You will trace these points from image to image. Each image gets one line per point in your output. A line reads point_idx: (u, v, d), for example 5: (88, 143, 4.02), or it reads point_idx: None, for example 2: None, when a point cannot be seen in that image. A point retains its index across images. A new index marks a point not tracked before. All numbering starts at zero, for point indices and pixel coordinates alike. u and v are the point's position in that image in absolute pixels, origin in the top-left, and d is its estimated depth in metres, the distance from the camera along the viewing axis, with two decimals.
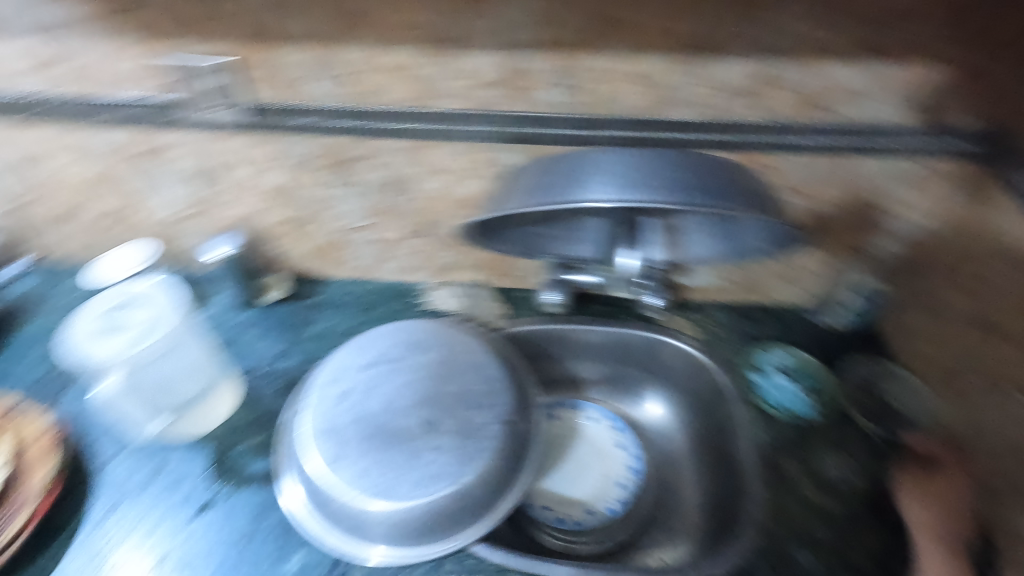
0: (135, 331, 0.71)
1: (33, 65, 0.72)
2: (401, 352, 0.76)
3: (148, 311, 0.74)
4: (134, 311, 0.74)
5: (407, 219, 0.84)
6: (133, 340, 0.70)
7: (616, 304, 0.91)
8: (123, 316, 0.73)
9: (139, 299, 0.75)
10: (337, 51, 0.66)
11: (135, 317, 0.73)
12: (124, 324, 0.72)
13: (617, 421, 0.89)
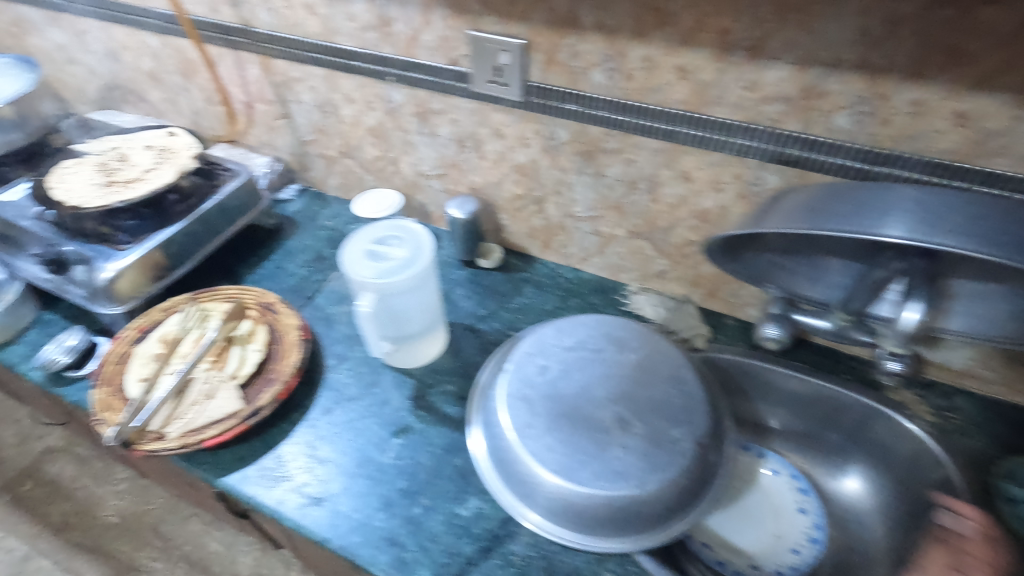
0: (386, 262, 0.71)
1: (352, 26, 0.82)
2: (604, 345, 0.77)
3: (405, 245, 0.73)
4: (392, 242, 0.73)
5: (634, 218, 0.84)
6: (383, 271, 0.70)
7: (838, 364, 0.82)
8: (384, 244, 0.73)
9: (404, 234, 0.74)
10: (622, 46, 0.67)
11: (391, 247, 0.72)
12: (381, 251, 0.72)
13: (802, 480, 0.81)
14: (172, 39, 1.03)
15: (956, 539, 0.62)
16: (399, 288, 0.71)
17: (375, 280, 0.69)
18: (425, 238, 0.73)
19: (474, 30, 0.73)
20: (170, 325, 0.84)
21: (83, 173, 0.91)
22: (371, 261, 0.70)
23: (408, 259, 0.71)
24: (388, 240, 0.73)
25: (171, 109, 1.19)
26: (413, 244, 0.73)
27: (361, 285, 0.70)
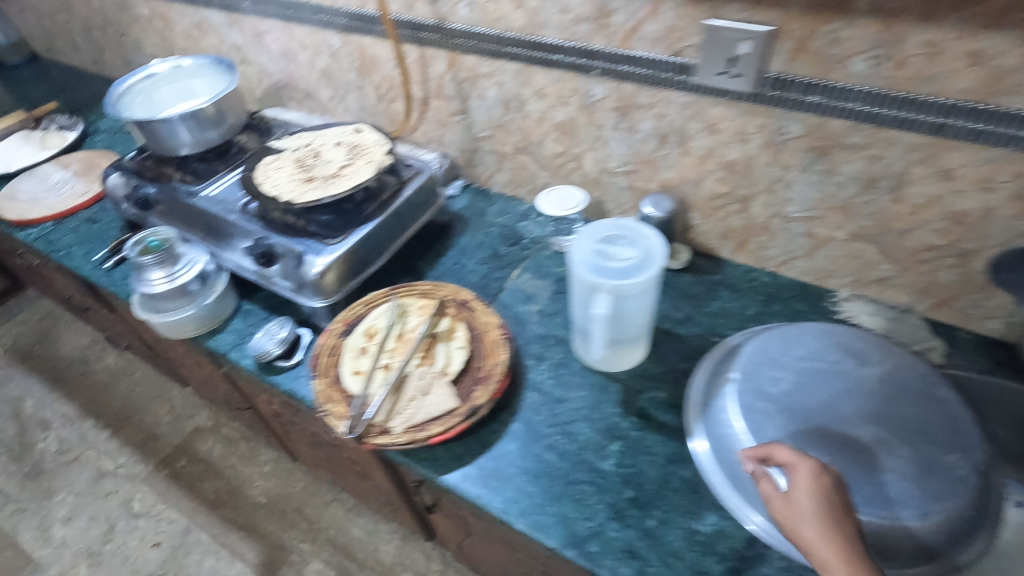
0: (620, 263, 0.67)
1: (563, 18, 0.80)
2: (838, 357, 0.71)
3: (636, 245, 0.69)
4: (623, 242, 0.70)
5: (862, 220, 0.77)
6: (618, 273, 0.67)
7: None
8: (614, 244, 0.70)
9: (633, 235, 0.70)
10: (901, 30, 0.60)
11: (623, 247, 0.69)
12: (611, 251, 0.69)
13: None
14: (354, 37, 1.05)
15: (787, 498, 0.57)
16: (635, 290, 0.67)
17: (613, 281, 0.66)
18: (657, 237, 0.69)
19: (713, 18, 0.69)
20: (372, 320, 0.84)
21: (286, 170, 0.93)
22: (605, 262, 0.68)
23: (643, 259, 0.68)
24: (617, 240, 0.70)
25: (338, 107, 1.21)
26: (646, 243, 0.69)
27: (595, 286, 0.68)
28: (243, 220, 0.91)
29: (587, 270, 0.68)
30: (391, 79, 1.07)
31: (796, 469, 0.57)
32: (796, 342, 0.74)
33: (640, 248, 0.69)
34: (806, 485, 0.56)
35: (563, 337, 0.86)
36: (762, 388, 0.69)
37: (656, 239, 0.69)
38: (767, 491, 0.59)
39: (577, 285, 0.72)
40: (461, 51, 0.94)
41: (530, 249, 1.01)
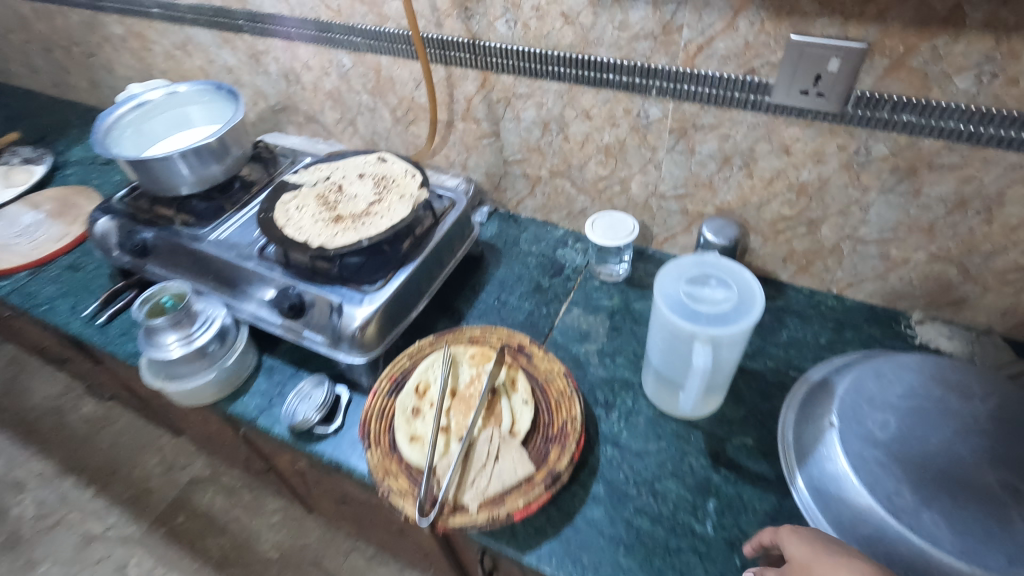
0: (718, 307, 0.61)
1: (620, 35, 0.73)
2: (941, 393, 0.67)
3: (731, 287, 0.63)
4: (716, 284, 0.63)
5: (945, 241, 0.73)
6: (717, 318, 0.60)
7: None
8: (706, 287, 0.64)
9: (727, 276, 0.64)
10: (1017, 45, 0.56)
11: (717, 289, 0.63)
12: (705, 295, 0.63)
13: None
14: (369, 57, 0.96)
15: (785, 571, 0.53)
16: (737, 337, 0.61)
17: (713, 329, 0.60)
18: (754, 275, 0.63)
19: (798, 34, 0.63)
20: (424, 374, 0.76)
21: (309, 210, 0.84)
22: (701, 307, 0.61)
23: (742, 302, 0.61)
24: (708, 282, 0.64)
25: (347, 130, 1.12)
26: (742, 283, 0.63)
27: (691, 335, 0.62)
28: (264, 268, 0.81)
29: (681, 317, 0.62)
30: (410, 101, 0.99)
31: (783, 533, 0.56)
32: (892, 377, 0.69)
33: (736, 290, 0.62)
34: (801, 539, 0.54)
35: (630, 380, 0.79)
36: (868, 431, 0.64)
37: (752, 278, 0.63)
38: (758, 571, 0.56)
39: (666, 334, 0.66)
40: (495, 70, 0.86)
41: (575, 281, 0.93)
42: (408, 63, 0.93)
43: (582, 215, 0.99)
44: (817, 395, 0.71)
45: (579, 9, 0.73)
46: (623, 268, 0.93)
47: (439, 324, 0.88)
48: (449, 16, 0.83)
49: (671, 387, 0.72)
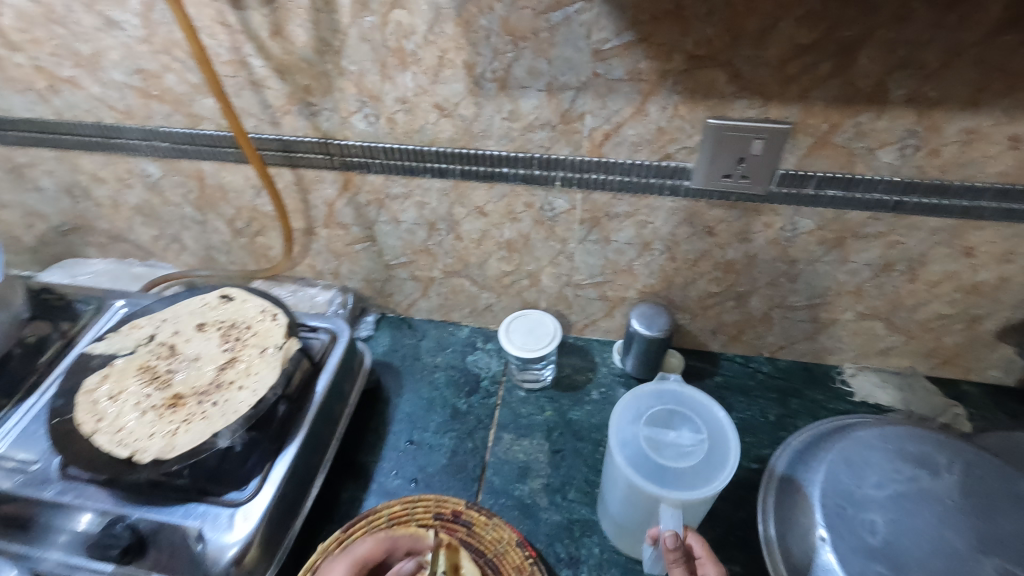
0: (688, 462, 0.54)
1: (511, 126, 0.61)
2: (911, 471, 0.62)
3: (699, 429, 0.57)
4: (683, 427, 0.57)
5: (873, 300, 0.70)
6: (689, 477, 0.54)
7: None
8: (670, 431, 0.57)
9: (697, 420, 0.57)
10: (939, 119, 0.52)
11: (684, 436, 0.56)
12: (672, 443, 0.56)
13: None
14: (185, 164, 0.74)
15: None
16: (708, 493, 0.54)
17: (681, 493, 0.53)
18: (721, 414, 0.57)
19: (716, 118, 0.56)
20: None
21: (128, 398, 0.60)
22: (669, 463, 0.54)
23: (713, 453, 0.55)
24: (673, 423, 0.58)
25: (171, 247, 0.88)
26: (709, 424, 0.57)
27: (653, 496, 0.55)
28: (73, 496, 0.58)
29: (644, 477, 0.54)
30: (252, 210, 0.78)
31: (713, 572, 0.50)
32: (860, 459, 0.64)
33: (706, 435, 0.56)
34: None
35: (590, 519, 0.67)
36: (857, 541, 0.58)
37: (721, 418, 0.57)
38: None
39: (626, 492, 0.58)
40: (359, 169, 0.69)
41: (497, 396, 0.80)
42: (241, 169, 0.73)
43: (488, 311, 0.86)
44: (793, 495, 0.65)
45: (457, 100, 0.60)
46: (549, 370, 0.80)
47: (343, 495, 0.69)
48: (286, 113, 0.65)
49: (635, 538, 0.62)
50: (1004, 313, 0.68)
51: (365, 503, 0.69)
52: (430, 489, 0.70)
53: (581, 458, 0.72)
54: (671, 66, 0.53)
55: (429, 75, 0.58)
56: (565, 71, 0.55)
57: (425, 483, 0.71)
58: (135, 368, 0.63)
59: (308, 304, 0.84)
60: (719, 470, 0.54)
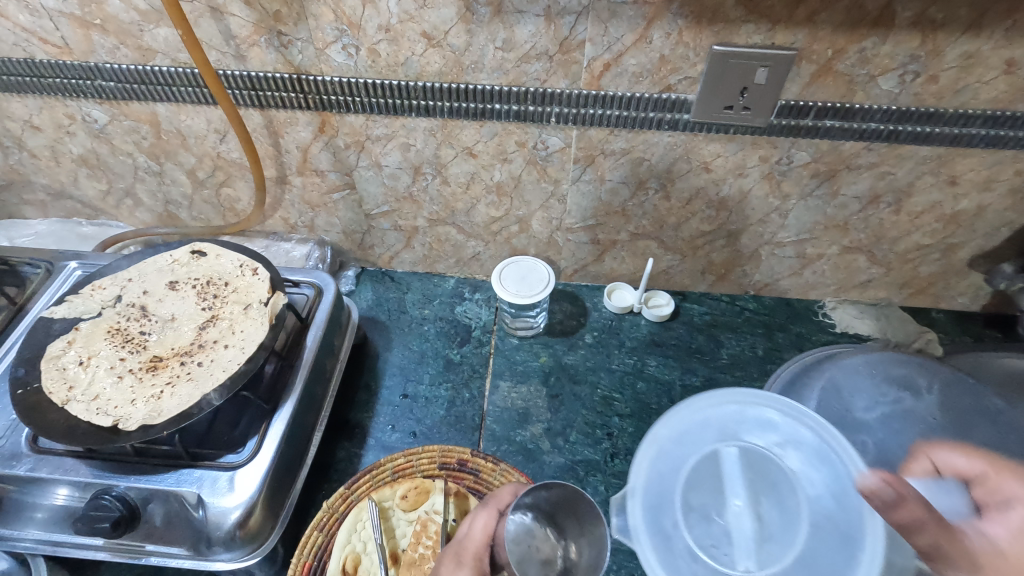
0: (741, 465, 0.45)
1: (505, 57, 0.57)
2: (894, 394, 0.65)
3: (732, 493, 0.43)
4: (775, 551, 0.41)
5: (858, 234, 0.72)
6: (678, 440, 0.46)
7: None
8: (734, 556, 0.41)
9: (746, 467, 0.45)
10: (941, 43, 0.52)
11: (737, 492, 0.43)
12: (831, 517, 0.41)
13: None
14: (137, 107, 0.66)
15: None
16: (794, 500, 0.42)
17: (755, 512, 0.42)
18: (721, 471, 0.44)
19: (722, 44, 0.54)
20: (484, 534, 0.50)
21: (100, 364, 0.56)
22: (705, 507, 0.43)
23: (724, 457, 0.45)
24: (723, 531, 0.42)
25: (123, 204, 0.80)
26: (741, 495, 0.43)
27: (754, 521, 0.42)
28: (50, 470, 0.53)
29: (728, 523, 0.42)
30: (216, 157, 0.72)
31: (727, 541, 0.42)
32: (845, 385, 0.67)
33: (798, 540, 0.41)
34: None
35: (593, 459, 0.68)
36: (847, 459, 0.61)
37: (654, 559, 0.41)
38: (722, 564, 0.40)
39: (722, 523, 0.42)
40: (336, 108, 0.64)
41: (490, 345, 0.78)
42: (202, 111, 0.66)
43: (474, 260, 0.83)
44: None
45: (447, 28, 0.55)
46: (542, 316, 0.80)
47: (340, 453, 0.68)
48: (253, 45, 0.59)
49: None
50: (977, 242, 0.71)
51: (364, 459, 0.67)
52: (430, 440, 0.69)
53: (580, 401, 0.72)
54: None
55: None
56: None
57: (424, 436, 0.69)
58: (104, 332, 0.58)
59: (285, 259, 0.80)
60: (775, 470, 0.44)
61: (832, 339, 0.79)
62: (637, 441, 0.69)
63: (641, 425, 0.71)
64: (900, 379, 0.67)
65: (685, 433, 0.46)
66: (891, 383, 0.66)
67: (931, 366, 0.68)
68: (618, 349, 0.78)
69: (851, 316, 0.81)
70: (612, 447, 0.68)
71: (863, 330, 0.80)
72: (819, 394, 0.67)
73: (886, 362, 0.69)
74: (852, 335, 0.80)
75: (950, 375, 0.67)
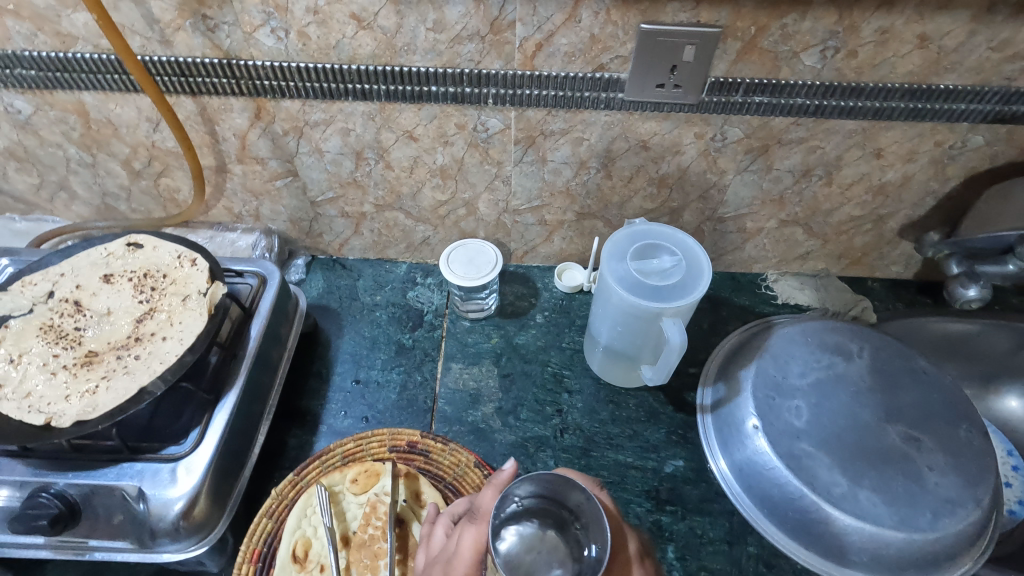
0: (685, 276, 0.62)
1: (437, 39, 0.57)
2: (828, 359, 0.68)
3: (655, 259, 0.64)
4: (629, 277, 0.62)
5: (794, 208, 0.74)
6: (689, 246, 0.64)
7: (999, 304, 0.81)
8: (627, 262, 0.64)
9: (673, 266, 0.62)
10: (857, 19, 0.54)
11: (668, 264, 0.63)
12: (660, 295, 0.60)
13: (1015, 455, 0.74)
14: (61, 96, 0.64)
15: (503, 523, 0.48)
16: (662, 286, 0.61)
17: (651, 261, 0.63)
18: (666, 254, 0.64)
19: (649, 23, 0.55)
20: (475, 548, 0.46)
21: (33, 362, 0.55)
22: (645, 251, 0.64)
23: (691, 268, 0.62)
24: (637, 254, 0.64)
25: (57, 197, 0.77)
26: (666, 255, 0.64)
27: (635, 270, 0.62)
28: None
29: (633, 261, 0.63)
30: (150, 147, 0.70)
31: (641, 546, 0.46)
32: (783, 351, 0.68)
33: (644, 282, 0.61)
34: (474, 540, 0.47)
35: (543, 436, 0.69)
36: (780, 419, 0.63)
37: (635, 224, 0.67)
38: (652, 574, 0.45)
39: (632, 258, 0.64)
40: (270, 94, 0.63)
41: (441, 328, 0.79)
42: (131, 99, 0.64)
43: (425, 245, 0.83)
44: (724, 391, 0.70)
45: (376, 10, 0.55)
46: (493, 299, 0.81)
47: (291, 441, 0.68)
48: (178, 29, 0.57)
49: (620, 364, 0.73)
50: (905, 212, 0.74)
51: (316, 446, 0.67)
52: (383, 424, 0.70)
53: (530, 379, 0.74)
54: None
55: None
56: None
57: (377, 420, 0.70)
58: (36, 329, 0.57)
59: (230, 250, 0.79)
60: (680, 294, 0.60)
61: (774, 310, 0.82)
62: (586, 416, 0.71)
63: (590, 400, 0.73)
64: (831, 344, 0.69)
65: (685, 244, 0.65)
66: (825, 348, 0.69)
67: (862, 331, 0.71)
68: (569, 327, 0.80)
69: (792, 288, 0.84)
70: (561, 423, 0.70)
71: (805, 300, 0.83)
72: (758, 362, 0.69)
73: (821, 328, 0.71)
74: (794, 305, 0.83)
75: (876, 338, 0.70)
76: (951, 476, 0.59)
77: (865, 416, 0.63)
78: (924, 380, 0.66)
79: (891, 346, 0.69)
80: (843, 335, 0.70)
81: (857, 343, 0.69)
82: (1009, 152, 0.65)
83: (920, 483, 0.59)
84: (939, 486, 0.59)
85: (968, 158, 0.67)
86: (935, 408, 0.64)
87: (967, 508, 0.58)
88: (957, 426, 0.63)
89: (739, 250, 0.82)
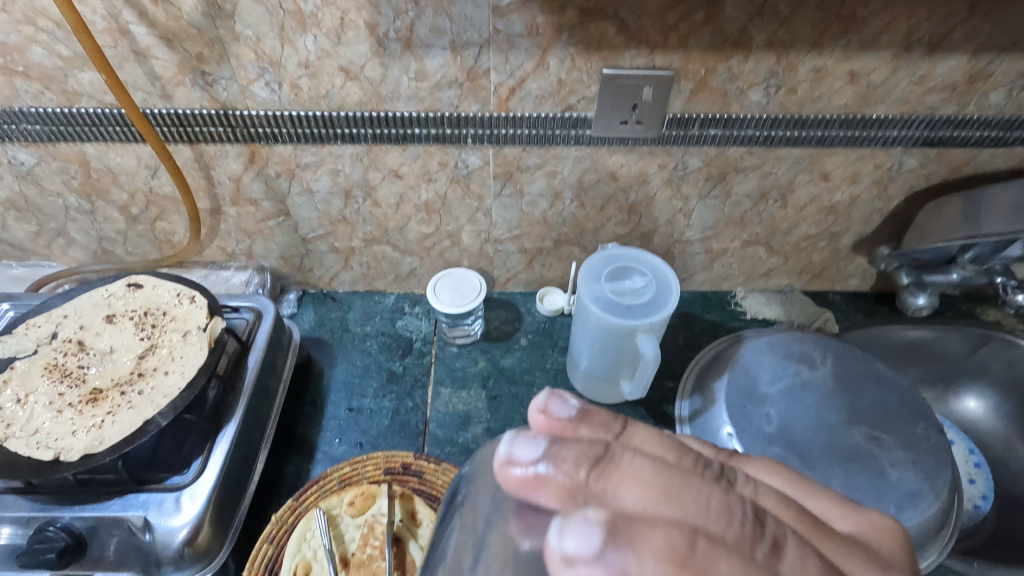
0: (656, 295, 0.67)
1: (419, 86, 0.62)
2: (794, 367, 0.73)
3: (628, 279, 0.68)
4: (604, 298, 0.67)
5: (754, 228, 0.80)
6: (658, 266, 0.70)
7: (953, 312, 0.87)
8: (601, 284, 0.68)
9: (644, 286, 0.67)
10: (793, 60, 0.60)
11: (640, 285, 0.68)
12: (634, 314, 0.65)
13: (977, 452, 0.79)
14: (64, 148, 0.68)
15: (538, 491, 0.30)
16: (635, 305, 0.66)
17: (623, 283, 0.68)
18: (637, 275, 0.69)
19: (609, 68, 0.61)
20: None
21: (39, 400, 0.57)
22: (618, 272, 0.69)
23: (660, 286, 0.68)
24: (610, 276, 0.69)
25: (55, 243, 0.80)
26: (637, 276, 0.69)
27: (609, 291, 0.67)
28: None
29: (607, 283, 0.68)
30: (148, 193, 0.74)
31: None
32: (753, 362, 0.73)
33: (618, 303, 0.66)
34: None
35: None
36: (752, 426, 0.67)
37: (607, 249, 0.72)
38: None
39: (606, 280, 0.69)
40: (264, 140, 0.67)
41: (430, 354, 0.82)
42: (131, 148, 0.68)
43: (412, 276, 0.87)
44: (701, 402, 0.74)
45: (362, 62, 0.60)
46: (478, 324, 0.84)
47: (289, 469, 0.70)
48: (177, 85, 0.62)
49: (600, 381, 0.77)
50: (856, 229, 0.81)
51: (312, 472, 0.70)
52: (377, 448, 0.72)
53: (517, 399, 0.77)
54: (566, 19, 0.57)
55: (331, 37, 0.58)
56: (467, 29, 0.57)
57: (371, 445, 0.73)
58: (40, 369, 0.59)
59: (224, 287, 0.82)
60: (653, 312, 0.65)
61: (743, 324, 0.87)
62: None
63: None
64: (797, 353, 0.74)
65: (653, 265, 0.70)
66: (791, 357, 0.74)
67: (824, 341, 0.76)
68: (552, 348, 0.84)
69: (759, 303, 0.89)
70: None
71: (771, 314, 0.88)
72: (730, 373, 0.73)
73: (786, 340, 0.76)
74: (762, 319, 0.88)
75: (837, 346, 0.75)
76: (912, 471, 0.64)
77: (831, 419, 0.68)
78: (882, 383, 0.71)
79: (851, 353, 0.75)
80: (806, 344, 0.75)
81: (820, 352, 0.74)
82: (941, 172, 0.72)
83: (885, 479, 0.63)
84: (901, 480, 0.63)
85: (906, 178, 0.73)
86: (894, 409, 0.69)
87: (929, 500, 0.62)
88: (915, 424, 0.68)
89: (708, 269, 0.87)
